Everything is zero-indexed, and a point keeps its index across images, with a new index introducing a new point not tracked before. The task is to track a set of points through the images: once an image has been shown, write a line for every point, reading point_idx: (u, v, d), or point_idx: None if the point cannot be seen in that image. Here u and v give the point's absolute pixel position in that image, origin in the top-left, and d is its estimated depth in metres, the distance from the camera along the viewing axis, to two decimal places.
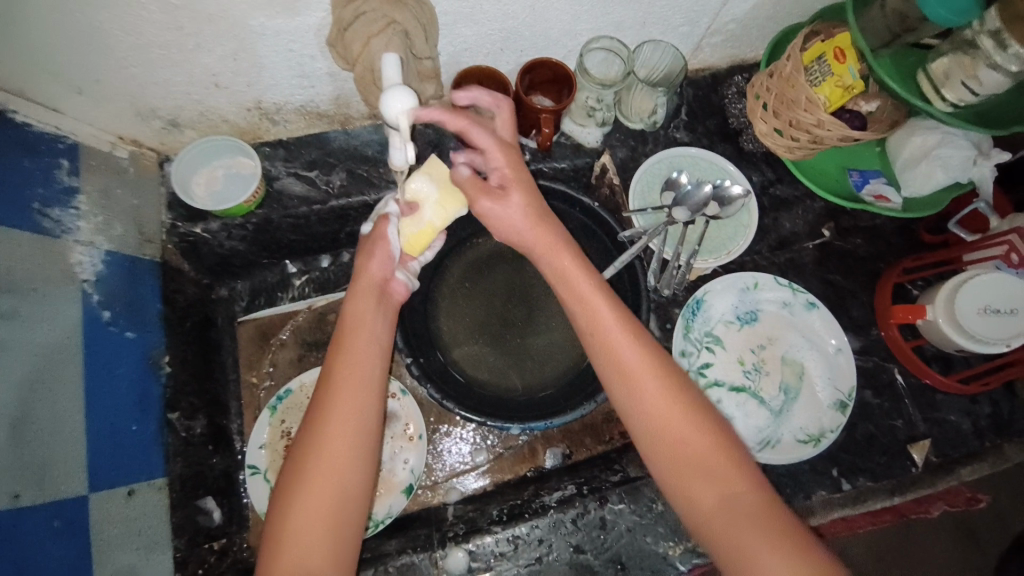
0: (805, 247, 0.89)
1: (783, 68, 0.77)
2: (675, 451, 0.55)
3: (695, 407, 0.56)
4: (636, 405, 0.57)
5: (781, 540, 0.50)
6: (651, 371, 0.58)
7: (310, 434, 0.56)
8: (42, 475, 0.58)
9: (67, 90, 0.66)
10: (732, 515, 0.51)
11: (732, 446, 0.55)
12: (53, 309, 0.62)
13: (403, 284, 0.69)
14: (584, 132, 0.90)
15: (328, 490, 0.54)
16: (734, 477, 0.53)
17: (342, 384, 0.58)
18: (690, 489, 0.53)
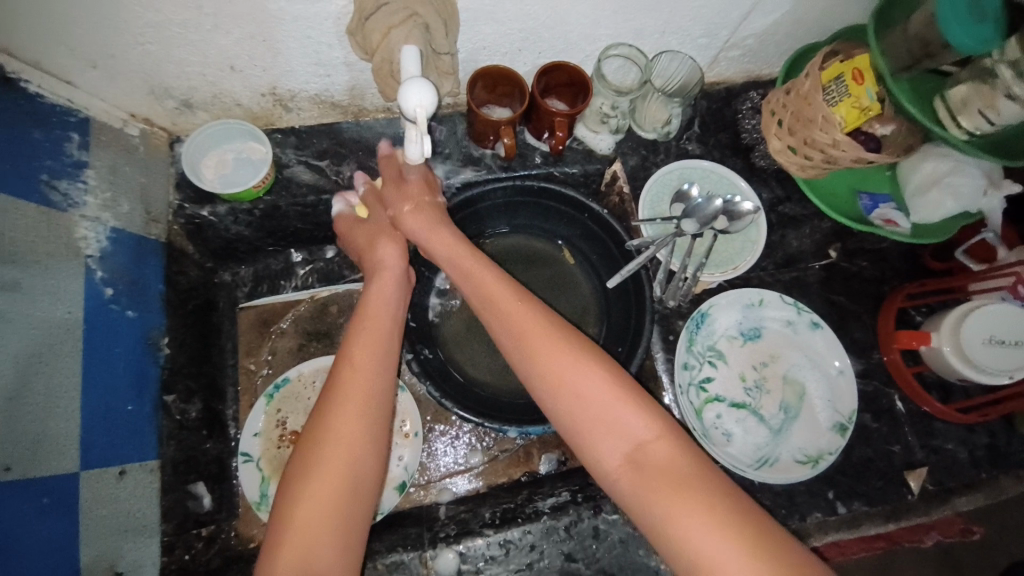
0: (810, 266, 0.91)
1: (801, 85, 0.77)
2: (569, 408, 0.54)
3: (582, 357, 0.56)
4: (526, 358, 0.58)
5: (682, 488, 0.48)
6: (533, 327, 0.59)
7: (327, 414, 0.56)
8: (32, 450, 0.57)
9: (81, 63, 0.66)
10: (636, 468, 0.51)
11: (624, 389, 0.54)
12: (56, 282, 0.62)
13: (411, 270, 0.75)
14: (596, 139, 0.89)
15: (346, 474, 0.53)
16: (628, 423, 0.53)
17: (361, 370, 0.59)
18: (593, 444, 0.53)
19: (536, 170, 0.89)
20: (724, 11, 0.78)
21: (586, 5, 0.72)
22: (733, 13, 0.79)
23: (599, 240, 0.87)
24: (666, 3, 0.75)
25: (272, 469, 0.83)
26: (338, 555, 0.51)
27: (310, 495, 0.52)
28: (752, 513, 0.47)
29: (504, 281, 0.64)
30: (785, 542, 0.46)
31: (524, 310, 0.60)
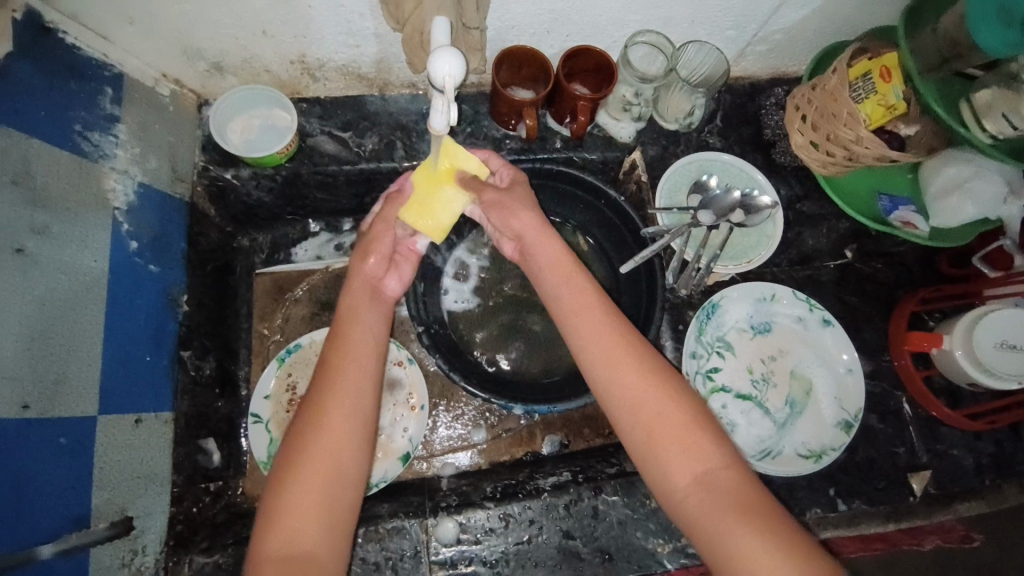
0: (826, 265, 0.89)
1: (827, 81, 0.76)
2: (648, 425, 0.55)
3: (665, 377, 0.57)
4: (603, 370, 0.59)
5: (745, 513, 0.50)
6: (617, 344, 0.59)
7: (310, 419, 0.56)
8: (53, 390, 0.58)
9: (119, 18, 0.67)
10: (705, 488, 0.52)
11: (699, 417, 0.56)
12: (85, 231, 0.63)
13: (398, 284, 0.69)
14: (618, 126, 0.90)
15: (327, 477, 0.54)
16: (705, 450, 0.54)
17: (342, 378, 0.58)
18: (663, 461, 0.54)
19: (555, 154, 0.90)
20: (755, 4, 0.78)
21: None
22: (763, 6, 0.79)
23: (614, 226, 0.88)
24: None
25: (281, 431, 0.85)
26: (318, 550, 0.52)
27: (293, 497, 0.53)
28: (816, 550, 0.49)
29: (594, 291, 0.63)
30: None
31: (610, 328, 0.61)
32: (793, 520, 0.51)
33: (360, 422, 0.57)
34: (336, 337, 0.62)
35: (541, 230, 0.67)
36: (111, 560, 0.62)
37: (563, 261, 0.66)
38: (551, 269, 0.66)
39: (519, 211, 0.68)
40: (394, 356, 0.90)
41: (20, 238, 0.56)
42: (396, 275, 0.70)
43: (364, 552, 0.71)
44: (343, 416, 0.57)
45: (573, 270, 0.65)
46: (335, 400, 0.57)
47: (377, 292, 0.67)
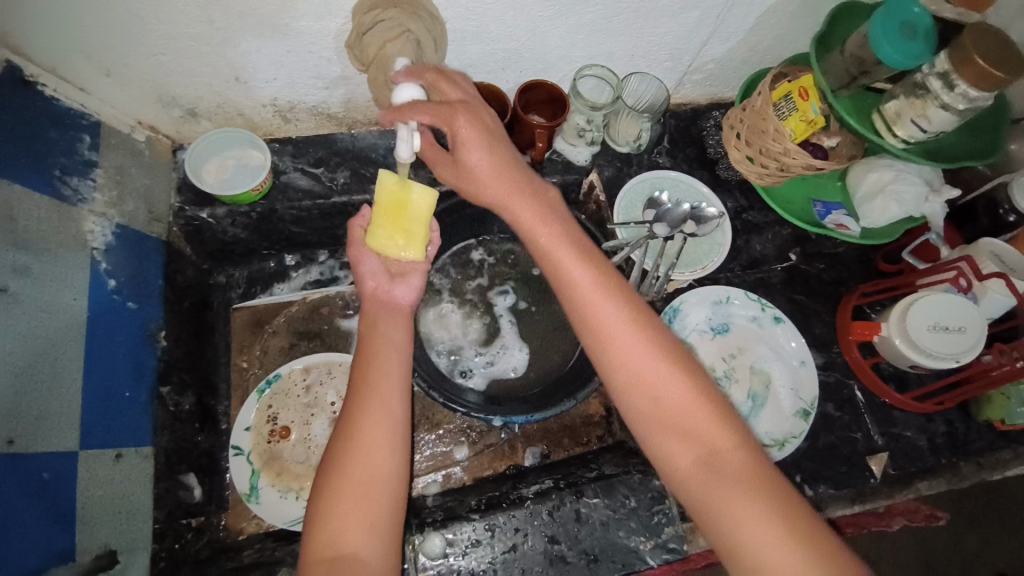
0: (773, 268, 0.97)
1: (755, 102, 0.85)
2: (654, 408, 0.56)
3: (676, 359, 0.58)
4: (603, 351, 0.58)
5: (754, 497, 0.52)
6: (625, 323, 0.59)
7: (352, 424, 0.59)
8: (36, 424, 0.58)
9: (96, 70, 0.71)
10: (712, 472, 0.54)
11: (711, 400, 0.56)
12: (64, 270, 0.65)
13: (410, 293, 0.72)
14: (575, 151, 0.98)
15: (369, 478, 0.57)
16: (713, 433, 0.55)
17: (379, 386, 0.61)
18: (668, 443, 0.56)
19: None
20: (686, 37, 0.88)
21: (564, 27, 0.81)
22: (693, 39, 0.88)
23: None
24: (637, 28, 0.84)
25: (262, 462, 0.85)
26: (361, 549, 0.54)
27: (341, 499, 0.56)
28: (817, 528, 0.51)
29: (586, 272, 0.60)
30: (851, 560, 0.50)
31: (624, 306, 0.59)
32: (798, 500, 0.53)
33: (398, 427, 0.60)
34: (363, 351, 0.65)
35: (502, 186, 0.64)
36: None
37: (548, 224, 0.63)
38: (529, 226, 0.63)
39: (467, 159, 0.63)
40: None
41: (3, 278, 0.58)
42: (406, 284, 0.72)
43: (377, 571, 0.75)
44: (381, 422, 0.59)
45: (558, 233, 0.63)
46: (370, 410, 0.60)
47: (389, 303, 0.70)
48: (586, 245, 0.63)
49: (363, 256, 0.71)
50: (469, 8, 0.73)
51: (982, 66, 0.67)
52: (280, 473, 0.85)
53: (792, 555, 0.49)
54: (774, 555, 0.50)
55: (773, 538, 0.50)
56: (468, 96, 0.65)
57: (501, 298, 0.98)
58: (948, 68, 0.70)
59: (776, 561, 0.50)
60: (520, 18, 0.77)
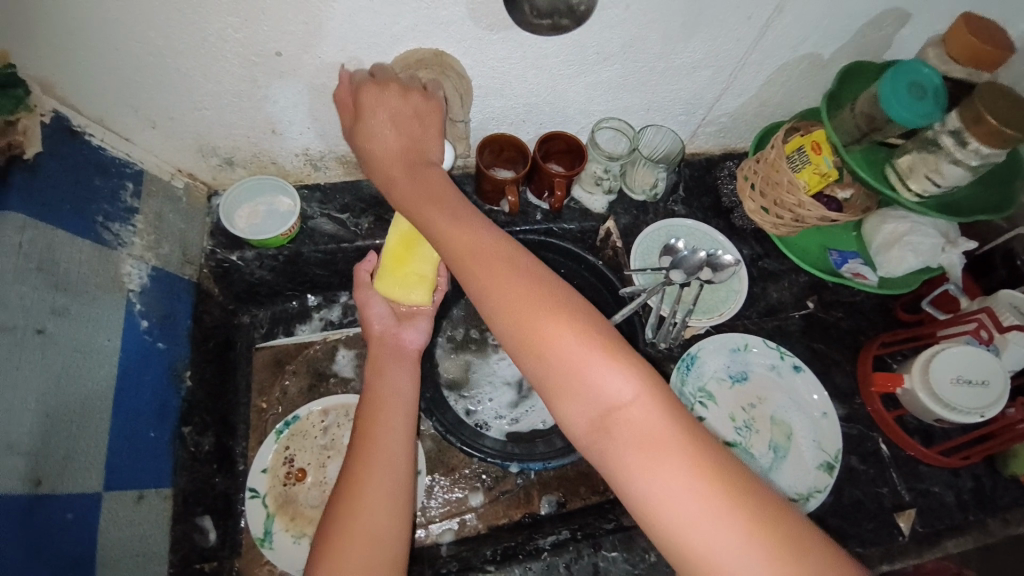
0: (791, 316, 0.97)
1: (768, 155, 0.88)
2: (542, 368, 0.53)
3: (560, 313, 0.54)
4: (486, 310, 0.56)
5: (651, 450, 0.48)
6: (505, 279, 0.56)
7: (355, 464, 0.62)
8: (62, 466, 0.59)
9: (143, 123, 0.75)
10: (607, 428, 0.50)
11: (598, 349, 0.52)
12: (101, 312, 0.68)
13: (418, 337, 0.81)
14: (592, 199, 1.00)
15: (369, 540, 0.58)
16: (603, 388, 0.51)
17: (381, 430, 0.65)
18: (560, 404, 0.52)
19: (536, 225, 0.99)
20: (699, 93, 0.92)
21: (581, 85, 0.85)
22: (707, 94, 0.92)
23: (593, 288, 0.97)
24: (653, 85, 0.88)
25: (277, 505, 0.85)
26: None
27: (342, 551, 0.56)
28: (725, 475, 0.47)
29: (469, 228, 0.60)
30: (761, 502, 0.46)
31: (500, 266, 0.57)
32: (705, 444, 0.49)
33: (400, 464, 0.63)
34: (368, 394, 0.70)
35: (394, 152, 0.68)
36: None
37: (431, 191, 0.65)
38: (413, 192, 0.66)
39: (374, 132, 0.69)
40: None
41: (42, 320, 0.60)
42: (415, 327, 0.81)
43: None
44: (383, 462, 0.63)
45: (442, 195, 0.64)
46: (370, 453, 0.63)
47: (397, 346, 0.78)
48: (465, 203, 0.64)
49: (369, 298, 0.80)
50: (494, 67, 0.77)
51: (993, 126, 0.69)
52: (294, 517, 0.84)
53: (697, 509, 0.46)
54: (675, 510, 0.46)
55: (674, 489, 0.47)
56: (399, 109, 0.69)
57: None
58: (959, 126, 0.72)
59: (679, 516, 0.46)
60: (541, 76, 0.81)
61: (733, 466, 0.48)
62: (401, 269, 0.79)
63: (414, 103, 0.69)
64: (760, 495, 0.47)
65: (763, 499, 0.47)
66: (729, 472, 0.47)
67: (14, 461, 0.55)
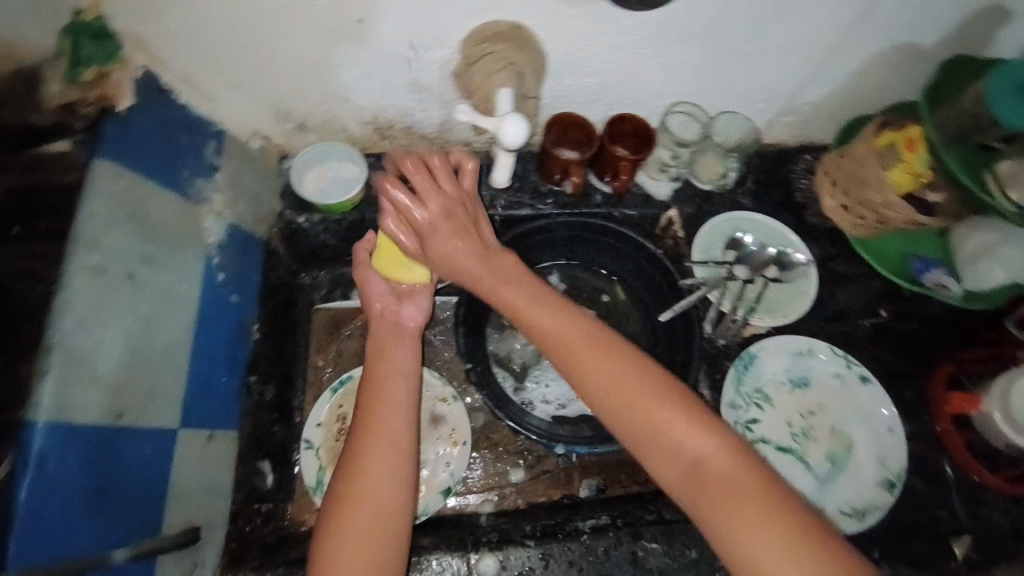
0: (860, 323, 0.91)
1: (855, 150, 0.83)
2: (637, 430, 0.61)
3: (648, 377, 0.63)
4: (579, 379, 0.64)
5: (738, 500, 0.55)
6: (594, 347, 0.65)
7: (358, 450, 0.66)
8: (146, 401, 0.64)
9: (226, 84, 0.78)
10: (696, 480, 0.57)
11: (684, 411, 0.60)
12: (184, 262, 0.71)
13: (418, 316, 0.81)
14: (656, 185, 0.97)
15: (369, 521, 0.62)
16: (691, 446, 0.59)
17: (384, 418, 0.68)
18: (654, 462, 0.60)
19: (597, 209, 0.97)
20: (783, 79, 0.87)
21: (658, 66, 0.82)
22: (791, 82, 0.87)
23: (651, 276, 0.95)
24: (735, 69, 0.84)
25: (329, 460, 0.84)
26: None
27: (344, 537, 0.60)
28: (800, 517, 0.54)
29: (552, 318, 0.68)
30: (835, 540, 0.52)
31: (589, 339, 0.66)
32: (780, 489, 0.56)
33: (403, 451, 0.67)
34: (371, 376, 0.72)
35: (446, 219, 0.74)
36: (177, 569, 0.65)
37: (509, 270, 0.73)
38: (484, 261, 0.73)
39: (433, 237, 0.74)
40: (439, 393, 0.93)
41: (132, 265, 0.64)
42: (414, 305, 0.81)
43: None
44: (387, 449, 0.66)
45: (523, 280, 0.72)
46: (372, 442, 0.66)
47: (396, 325, 0.79)
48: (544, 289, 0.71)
49: (369, 277, 0.81)
50: (571, 42, 0.75)
51: None
52: None
53: (774, 549, 0.52)
54: (760, 555, 0.52)
55: (759, 538, 0.53)
56: (447, 195, 0.75)
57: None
58: None
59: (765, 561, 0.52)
60: (617, 54, 0.78)
61: (806, 509, 0.55)
62: (394, 245, 0.82)
63: (448, 195, 0.75)
64: (830, 533, 0.53)
65: (830, 534, 0.53)
66: (803, 515, 0.54)
67: (95, 396, 0.58)
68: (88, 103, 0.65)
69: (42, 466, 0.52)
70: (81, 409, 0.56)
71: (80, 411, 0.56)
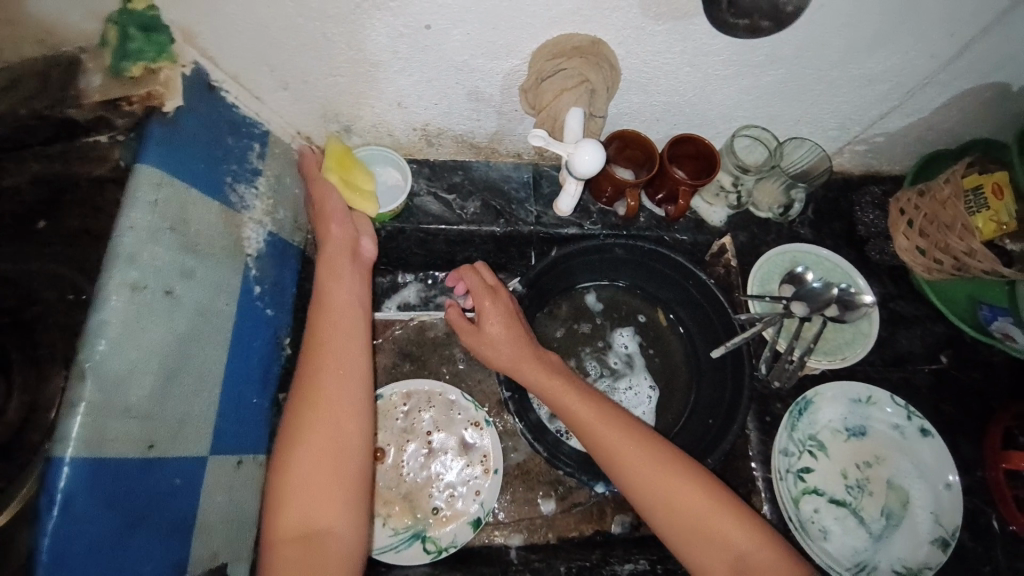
0: (920, 368, 0.87)
1: (938, 190, 0.78)
2: (676, 521, 0.61)
3: (680, 466, 0.64)
4: (614, 465, 0.65)
5: None
6: (629, 438, 0.66)
7: (307, 381, 0.61)
8: (176, 430, 0.59)
9: (275, 83, 0.73)
10: (741, 573, 0.59)
11: (722, 505, 0.61)
12: (222, 275, 0.67)
13: (370, 245, 0.76)
14: (711, 210, 0.94)
15: (324, 453, 0.58)
16: (732, 540, 0.60)
17: (334, 347, 0.63)
18: (695, 556, 0.60)
19: (645, 230, 0.93)
20: (862, 109, 0.82)
21: (734, 88, 0.77)
22: (870, 112, 0.82)
23: (697, 305, 0.91)
24: (812, 97, 0.79)
25: None
26: (337, 525, 0.56)
27: (300, 467, 0.57)
28: None
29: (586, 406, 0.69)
30: None
31: (622, 431, 0.66)
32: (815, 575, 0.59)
33: (360, 383, 0.62)
34: (320, 303, 0.68)
35: (507, 320, 0.77)
36: None
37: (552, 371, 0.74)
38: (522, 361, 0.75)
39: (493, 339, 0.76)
40: (472, 416, 0.89)
41: (171, 280, 0.59)
42: (366, 234, 0.77)
43: None
44: (338, 373, 0.62)
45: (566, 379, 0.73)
46: (325, 370, 0.62)
47: (354, 250, 0.74)
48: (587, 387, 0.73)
49: (322, 199, 0.75)
50: (647, 60, 0.70)
51: None
52: None
53: None
54: None
55: None
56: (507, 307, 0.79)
57: (623, 340, 0.97)
58: None
59: None
60: (694, 74, 0.73)
61: None
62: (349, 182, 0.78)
63: (493, 291, 0.79)
64: None
65: None
66: None
67: (129, 425, 0.53)
68: (134, 103, 0.60)
69: (68, 508, 0.47)
70: (112, 441, 0.51)
71: (112, 444, 0.51)
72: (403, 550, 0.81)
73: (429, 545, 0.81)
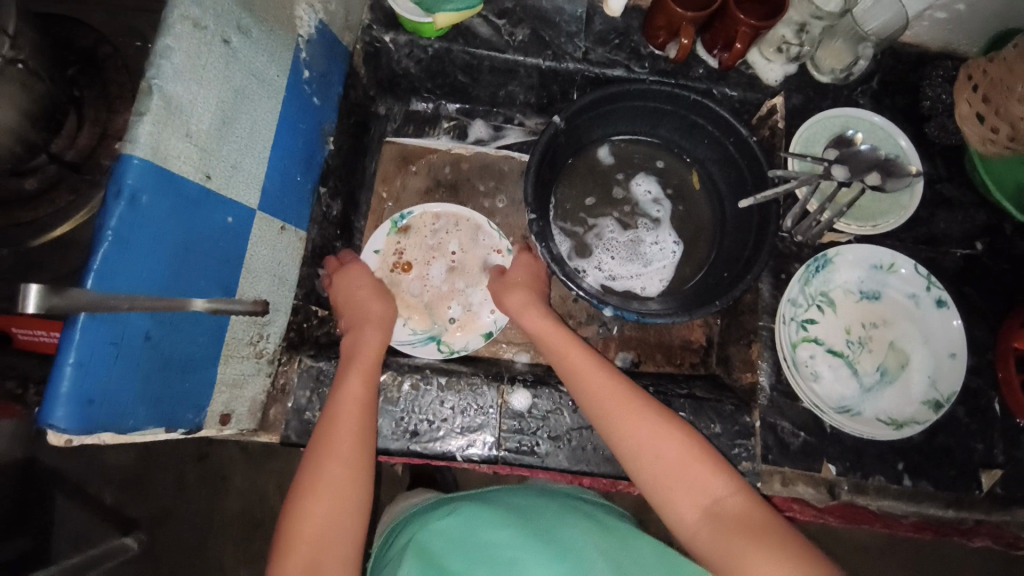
0: (952, 252, 0.86)
1: (1007, 54, 0.74)
2: (655, 475, 0.62)
3: (668, 421, 0.65)
4: (612, 438, 0.66)
5: (754, 535, 0.54)
6: (633, 410, 0.66)
7: (322, 437, 0.66)
8: (229, 173, 0.64)
9: None
10: (715, 521, 0.57)
11: (707, 456, 0.62)
12: (274, 44, 0.69)
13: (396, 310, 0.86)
14: (768, 68, 0.89)
15: (331, 490, 0.62)
16: (708, 485, 0.59)
17: (347, 398, 0.69)
18: (673, 505, 0.60)
19: (696, 82, 0.90)
20: None
21: None
22: None
23: (733, 163, 0.90)
24: None
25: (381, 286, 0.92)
26: (342, 550, 0.59)
27: (311, 500, 0.61)
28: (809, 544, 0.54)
29: (590, 368, 0.72)
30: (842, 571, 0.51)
31: (630, 409, 0.66)
32: (793, 528, 0.56)
33: (364, 437, 0.67)
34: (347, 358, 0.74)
35: (534, 310, 0.80)
36: (243, 333, 0.72)
37: (559, 334, 0.76)
38: (551, 348, 0.76)
39: (527, 306, 0.81)
40: (495, 244, 0.95)
41: (228, 30, 0.60)
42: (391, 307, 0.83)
43: (446, 396, 0.81)
44: (350, 424, 0.67)
45: (569, 347, 0.75)
46: (338, 425, 0.67)
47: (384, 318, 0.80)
48: (595, 358, 0.74)
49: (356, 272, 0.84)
50: None
51: None
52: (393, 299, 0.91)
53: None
54: None
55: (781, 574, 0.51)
56: (529, 282, 0.86)
57: (642, 188, 0.98)
58: None
59: None
60: None
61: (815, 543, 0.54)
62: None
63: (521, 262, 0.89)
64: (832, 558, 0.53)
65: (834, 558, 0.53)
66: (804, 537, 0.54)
67: (191, 152, 0.58)
68: None
69: (135, 200, 0.52)
70: (175, 159, 0.56)
71: (175, 162, 0.56)
72: (419, 345, 0.88)
73: (442, 346, 0.88)
